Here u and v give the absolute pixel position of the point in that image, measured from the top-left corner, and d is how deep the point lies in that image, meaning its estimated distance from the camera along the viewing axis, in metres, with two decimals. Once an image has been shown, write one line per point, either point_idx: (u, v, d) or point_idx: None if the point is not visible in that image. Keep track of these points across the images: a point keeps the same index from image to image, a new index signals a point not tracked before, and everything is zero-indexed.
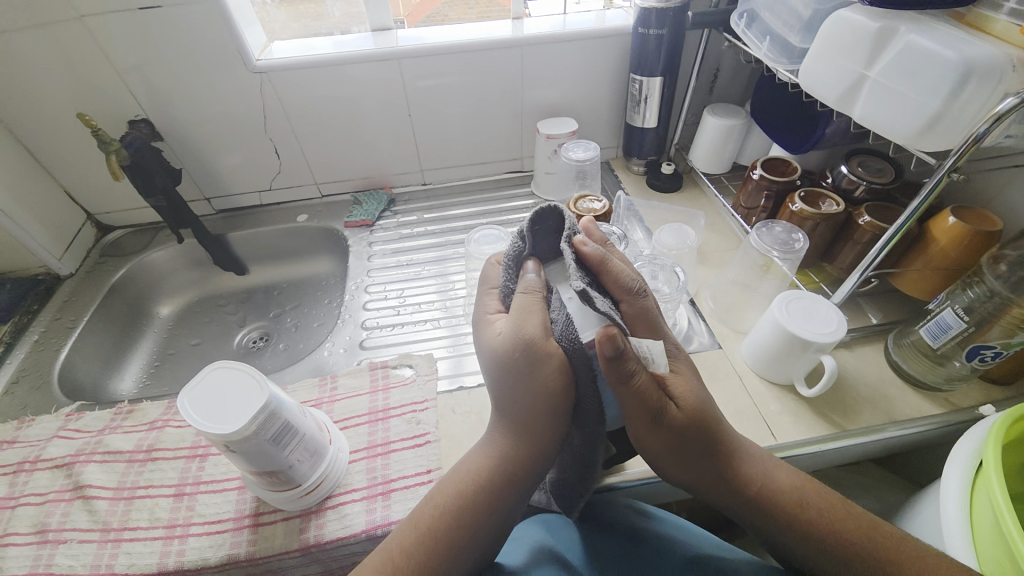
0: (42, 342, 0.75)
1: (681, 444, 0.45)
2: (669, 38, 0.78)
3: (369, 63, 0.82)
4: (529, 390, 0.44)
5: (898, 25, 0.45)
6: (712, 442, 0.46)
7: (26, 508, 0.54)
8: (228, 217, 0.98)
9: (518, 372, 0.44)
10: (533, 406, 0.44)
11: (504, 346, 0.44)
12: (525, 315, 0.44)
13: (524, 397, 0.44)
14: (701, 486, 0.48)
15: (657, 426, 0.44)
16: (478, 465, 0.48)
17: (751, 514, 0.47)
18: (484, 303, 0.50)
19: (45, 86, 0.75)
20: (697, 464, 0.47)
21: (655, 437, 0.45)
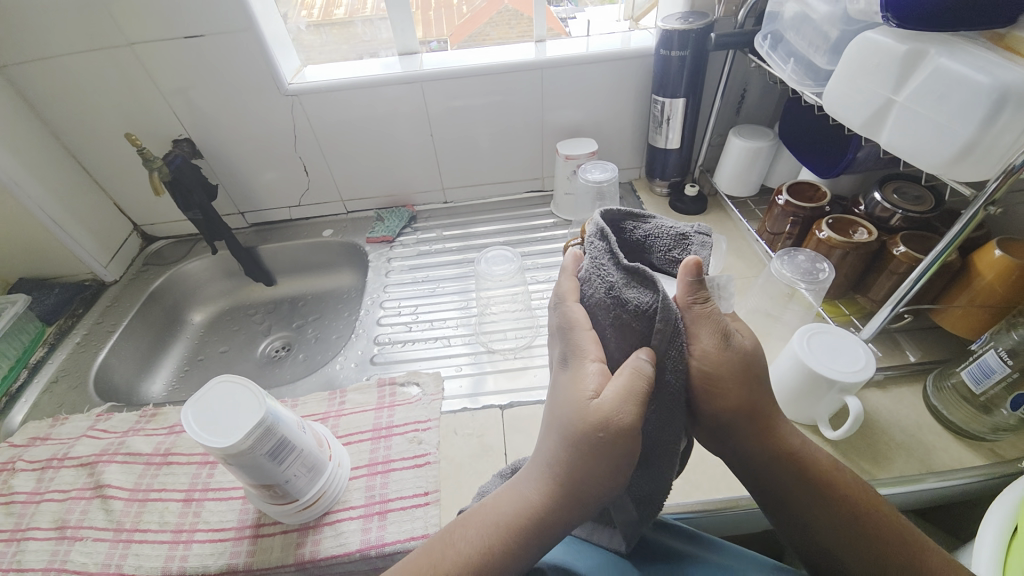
0: (83, 345, 0.80)
1: (746, 383, 0.40)
2: (693, 58, 0.76)
3: (395, 86, 0.85)
4: (599, 465, 0.37)
5: (927, 47, 0.42)
6: (762, 394, 0.42)
7: (49, 504, 0.57)
8: (261, 230, 1.03)
9: (601, 451, 0.37)
10: (598, 483, 0.38)
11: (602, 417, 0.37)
12: (628, 406, 0.36)
13: (595, 475, 0.38)
14: (739, 442, 0.42)
15: (725, 349, 0.39)
16: (508, 518, 0.40)
17: (783, 483, 0.42)
18: (575, 343, 0.41)
19: (101, 107, 0.82)
20: (743, 415, 0.41)
21: (726, 366, 0.39)
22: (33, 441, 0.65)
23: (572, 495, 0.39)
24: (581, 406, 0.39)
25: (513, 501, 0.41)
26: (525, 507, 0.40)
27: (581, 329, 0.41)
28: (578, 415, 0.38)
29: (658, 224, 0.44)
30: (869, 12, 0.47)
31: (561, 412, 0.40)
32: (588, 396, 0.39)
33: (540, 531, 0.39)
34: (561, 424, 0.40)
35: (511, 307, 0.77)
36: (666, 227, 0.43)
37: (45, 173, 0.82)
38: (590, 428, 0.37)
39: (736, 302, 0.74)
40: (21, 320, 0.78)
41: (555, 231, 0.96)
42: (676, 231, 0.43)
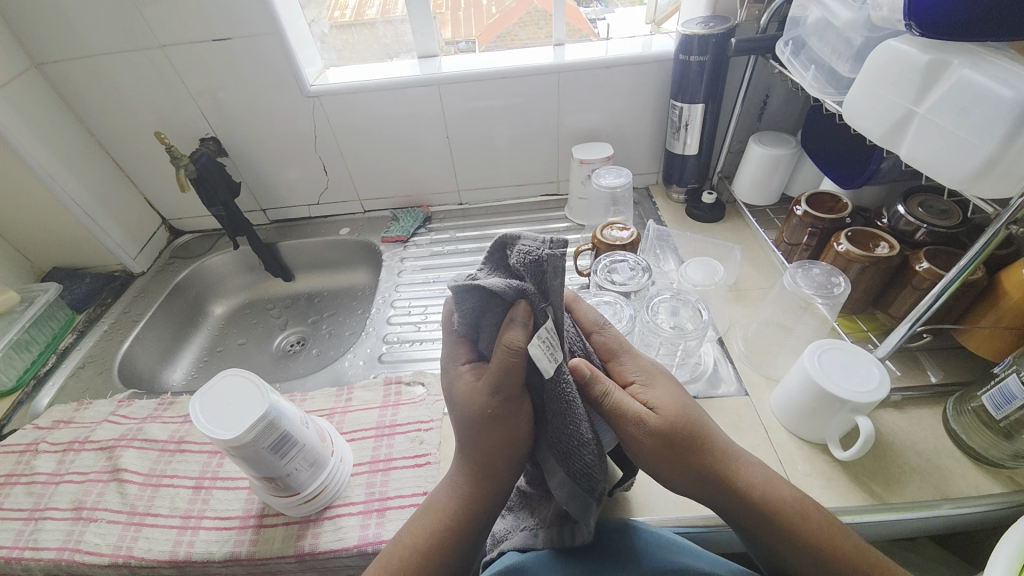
0: (109, 333, 0.84)
1: (679, 454, 0.43)
2: (712, 63, 0.75)
3: (413, 88, 0.86)
4: (493, 436, 0.43)
5: (952, 58, 0.41)
6: (708, 453, 0.44)
7: (69, 485, 0.60)
8: (281, 227, 1.05)
9: (494, 423, 0.42)
10: (499, 447, 0.43)
11: (478, 396, 0.42)
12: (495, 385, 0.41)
13: (494, 443, 0.43)
14: (706, 498, 0.44)
15: (640, 434, 0.43)
16: (444, 503, 0.45)
17: (761, 529, 0.43)
18: (450, 347, 0.46)
19: (134, 107, 0.86)
20: (696, 473, 0.43)
21: (650, 447, 0.43)
22: (57, 423, 0.68)
23: (484, 468, 0.44)
24: (462, 395, 0.43)
25: (446, 490, 0.46)
26: (455, 488, 0.46)
27: (448, 333, 0.47)
28: (466, 405, 0.43)
29: (520, 246, 0.39)
30: (894, 19, 0.45)
31: (452, 406, 0.45)
32: (465, 386, 0.43)
33: (472, 507, 0.44)
34: (452, 415, 0.45)
35: None
36: (525, 250, 0.39)
37: (80, 169, 0.86)
38: (473, 408, 0.42)
39: (748, 313, 0.72)
40: (52, 308, 0.82)
41: (568, 236, 0.95)
42: (532, 261, 0.38)
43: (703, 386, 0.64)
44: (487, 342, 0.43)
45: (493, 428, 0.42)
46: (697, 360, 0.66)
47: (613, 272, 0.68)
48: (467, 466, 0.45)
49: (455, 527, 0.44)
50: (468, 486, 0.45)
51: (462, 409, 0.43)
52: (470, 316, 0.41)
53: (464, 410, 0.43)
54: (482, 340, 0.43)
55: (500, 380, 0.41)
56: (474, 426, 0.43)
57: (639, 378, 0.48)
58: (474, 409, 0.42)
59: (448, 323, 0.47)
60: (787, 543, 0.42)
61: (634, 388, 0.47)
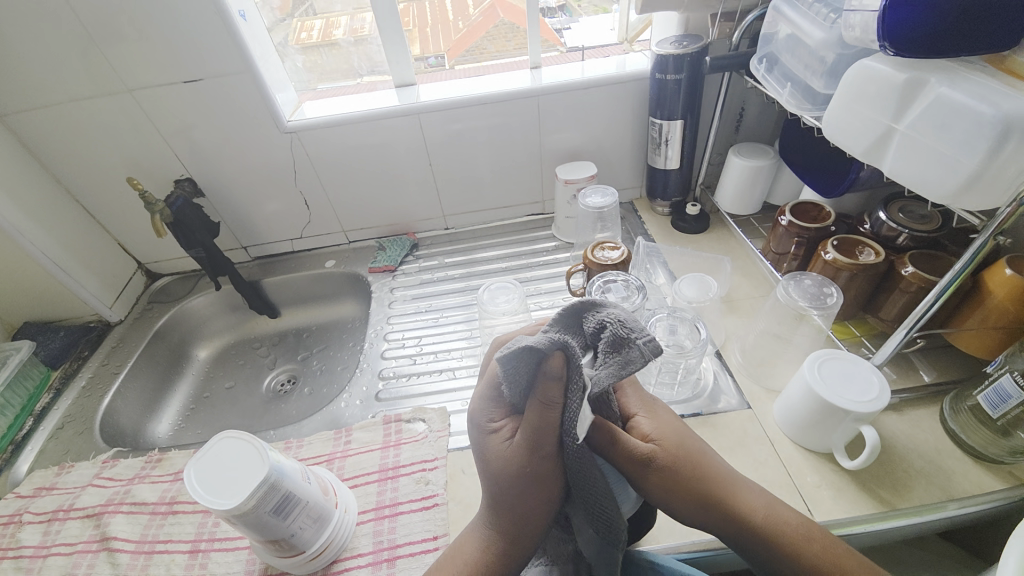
0: (88, 388, 0.80)
1: (684, 486, 0.44)
2: (688, 81, 0.76)
3: (392, 117, 0.85)
4: (524, 495, 0.42)
5: (928, 76, 0.42)
6: (706, 479, 0.44)
7: (56, 559, 0.57)
8: (264, 264, 1.03)
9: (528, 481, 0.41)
10: (531, 502, 0.42)
11: (514, 454, 0.41)
12: (532, 442, 0.40)
13: (524, 503, 0.42)
14: (713, 529, 0.44)
15: (646, 468, 0.44)
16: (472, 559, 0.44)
17: (769, 556, 0.42)
18: (484, 399, 0.45)
19: (103, 152, 0.83)
20: (699, 501, 0.44)
21: (661, 482, 0.44)
22: (39, 491, 0.65)
23: (511, 528, 0.43)
24: (494, 453, 0.42)
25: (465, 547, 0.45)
26: (478, 546, 0.44)
27: (482, 385, 0.45)
28: (499, 464, 0.42)
29: (609, 316, 0.40)
30: (865, 40, 0.47)
31: (482, 462, 0.44)
32: (500, 443, 0.42)
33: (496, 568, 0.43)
34: (483, 471, 0.44)
35: None
36: (618, 321, 0.39)
37: (49, 219, 0.83)
38: (506, 467, 0.41)
39: (743, 324, 0.73)
40: (27, 366, 0.78)
41: (558, 255, 0.95)
42: (620, 338, 0.38)
43: (705, 402, 0.64)
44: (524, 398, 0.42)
45: (526, 485, 0.42)
46: (698, 376, 0.66)
47: (607, 293, 0.66)
48: (493, 524, 0.44)
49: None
50: (494, 546, 0.43)
51: (495, 467, 0.42)
52: (513, 372, 0.39)
53: (496, 467, 0.42)
54: (519, 396, 0.41)
55: (538, 438, 0.40)
56: (507, 483, 0.42)
57: (640, 411, 0.49)
58: (509, 468, 0.41)
59: (490, 375, 0.44)
60: (794, 569, 0.41)
61: (636, 420, 0.48)
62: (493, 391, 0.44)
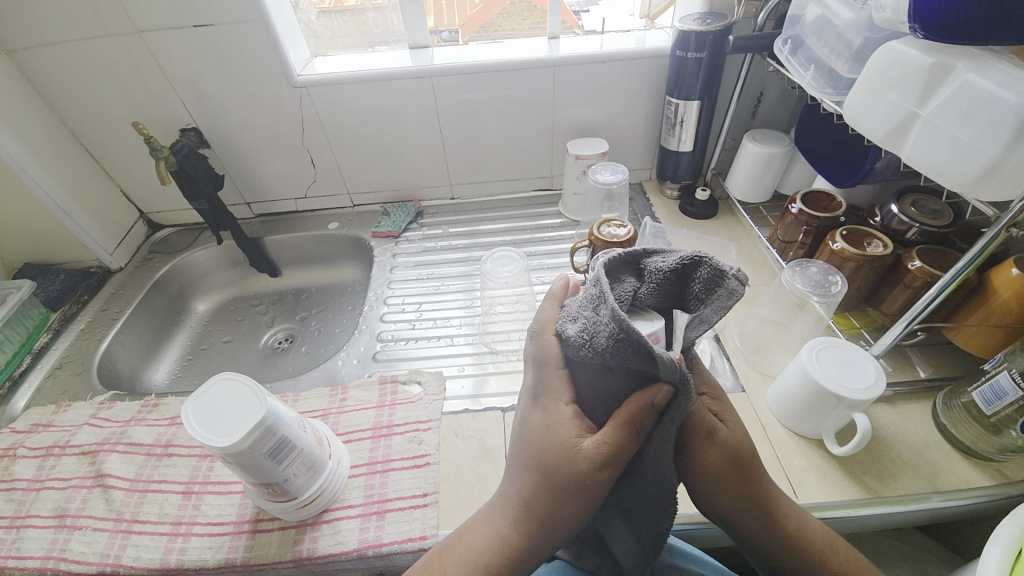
0: (86, 332, 0.81)
1: (740, 477, 0.44)
2: (709, 60, 0.74)
3: (404, 79, 0.84)
4: (580, 497, 0.41)
5: (955, 63, 0.41)
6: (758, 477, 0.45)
7: (51, 492, 0.58)
8: (267, 221, 1.02)
9: (590, 492, 0.40)
10: (578, 513, 0.41)
11: (584, 460, 0.40)
12: (613, 454, 0.39)
13: (570, 510, 0.41)
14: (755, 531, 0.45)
15: (710, 445, 0.44)
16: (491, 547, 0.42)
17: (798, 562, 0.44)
18: (548, 383, 0.43)
19: (109, 95, 0.82)
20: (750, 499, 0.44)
21: (722, 465, 0.44)
22: (35, 427, 0.65)
23: (546, 526, 0.41)
24: (559, 447, 0.41)
25: (486, 524, 0.44)
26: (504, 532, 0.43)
27: (546, 371, 0.43)
28: (562, 461, 0.41)
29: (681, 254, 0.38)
30: (895, 21, 0.46)
31: (542, 453, 0.42)
32: (568, 438, 0.41)
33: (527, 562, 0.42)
34: (541, 467, 0.42)
35: (517, 308, 0.76)
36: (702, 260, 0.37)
37: (52, 160, 0.81)
38: (572, 469, 0.40)
39: (744, 310, 0.73)
40: (26, 306, 0.78)
41: (562, 231, 0.95)
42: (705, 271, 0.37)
43: None
44: (600, 394, 0.41)
45: (585, 494, 0.40)
46: None
47: None
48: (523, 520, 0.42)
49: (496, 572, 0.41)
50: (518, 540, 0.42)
51: (556, 466, 0.41)
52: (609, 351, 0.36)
53: (558, 465, 0.41)
54: (597, 390, 0.40)
55: (618, 451, 0.39)
56: (563, 485, 0.41)
57: (708, 391, 0.48)
58: (575, 468, 0.40)
59: (555, 356, 0.43)
60: None
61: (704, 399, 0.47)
62: (565, 373, 0.43)
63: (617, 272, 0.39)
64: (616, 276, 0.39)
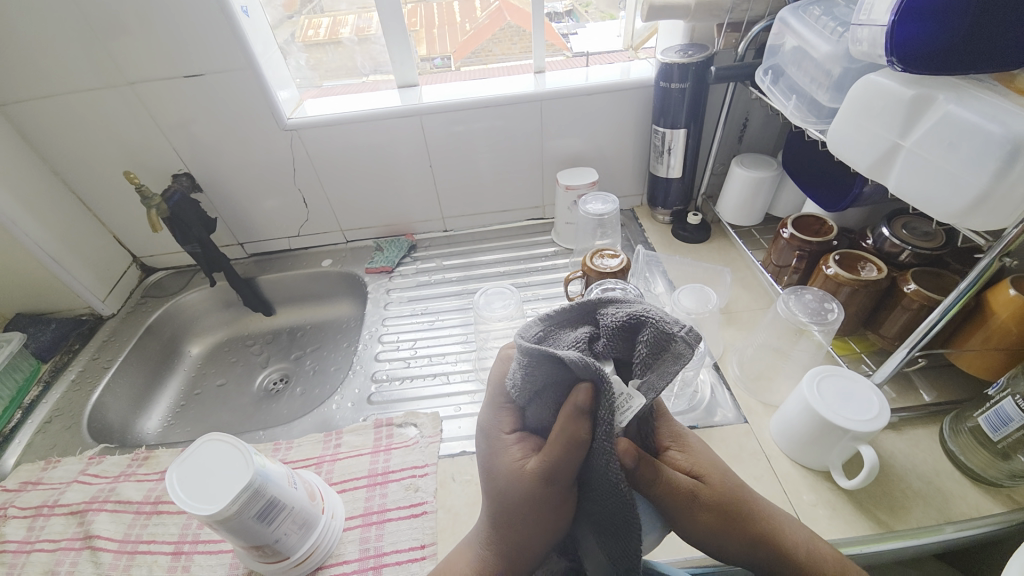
0: (78, 381, 0.80)
1: (731, 524, 0.43)
2: (693, 90, 0.76)
3: (395, 118, 0.85)
4: (535, 518, 0.41)
5: (936, 94, 0.42)
6: (752, 510, 0.44)
7: (38, 556, 0.56)
8: (260, 261, 1.02)
9: (540, 504, 0.40)
10: (535, 530, 0.41)
11: (527, 476, 0.40)
12: (551, 468, 0.39)
13: (526, 526, 0.41)
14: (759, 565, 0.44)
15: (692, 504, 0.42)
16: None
17: None
18: (494, 412, 0.44)
19: (100, 145, 0.82)
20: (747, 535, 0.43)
21: (714, 521, 0.43)
22: (25, 485, 0.64)
23: (508, 544, 0.42)
24: (505, 470, 0.41)
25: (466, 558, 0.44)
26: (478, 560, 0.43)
27: (492, 399, 0.45)
28: (511, 483, 0.41)
29: (631, 308, 0.37)
30: (873, 55, 0.46)
31: (491, 477, 0.43)
32: (512, 461, 0.41)
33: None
34: (494, 488, 0.42)
35: None
36: (654, 317, 0.36)
37: (44, 210, 0.82)
38: (520, 488, 0.40)
39: (742, 337, 0.72)
40: (17, 358, 0.77)
41: (556, 260, 0.95)
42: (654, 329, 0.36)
43: (699, 415, 0.63)
44: (541, 418, 0.41)
45: (535, 508, 0.40)
46: (694, 388, 0.65)
47: None
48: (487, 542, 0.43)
49: None
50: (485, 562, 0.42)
51: (504, 484, 0.41)
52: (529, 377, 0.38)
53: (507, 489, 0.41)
54: (535, 415, 0.41)
55: (555, 466, 0.38)
56: (513, 504, 0.41)
57: (674, 442, 0.46)
58: (523, 487, 0.40)
59: (499, 386, 0.45)
60: None
61: (671, 454, 0.45)
62: (510, 404, 0.44)
63: (570, 321, 0.40)
64: (569, 324, 0.40)
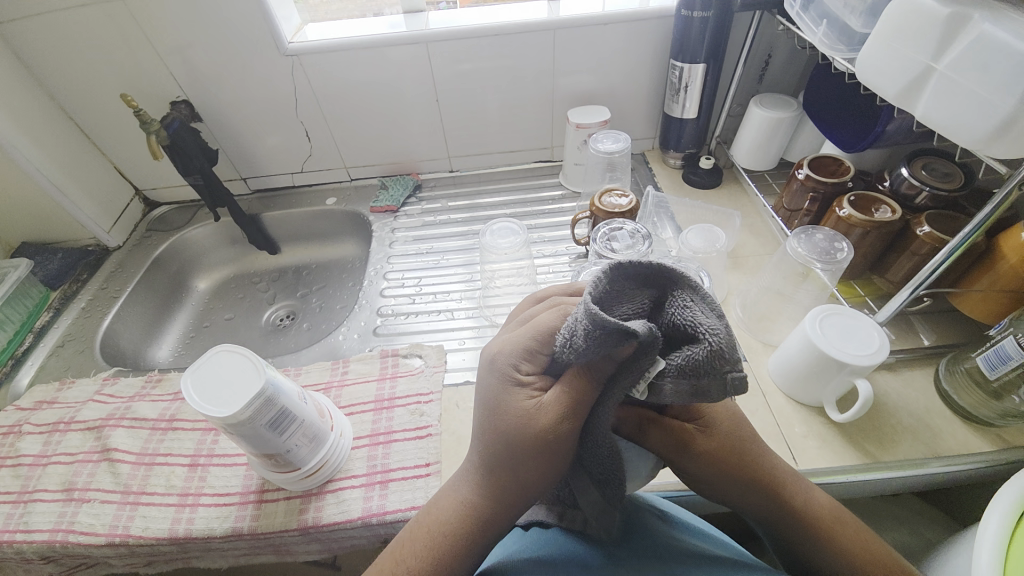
0: (88, 309, 0.81)
1: (727, 470, 0.45)
2: (716, 19, 0.71)
3: (401, 47, 0.81)
4: (536, 465, 0.40)
5: (972, 13, 0.39)
6: (751, 461, 0.45)
7: (57, 467, 0.59)
8: (264, 197, 1.00)
9: (544, 452, 0.39)
10: (535, 475, 0.41)
11: (539, 422, 0.39)
12: (567, 417, 0.38)
13: (525, 472, 0.41)
14: (746, 504, 0.46)
15: (693, 452, 0.45)
16: (454, 519, 0.42)
17: (787, 527, 0.45)
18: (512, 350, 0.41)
19: (95, 67, 0.79)
20: (739, 480, 0.45)
21: (710, 468, 0.45)
22: (40, 404, 0.66)
23: (506, 490, 0.41)
24: (514, 410, 0.40)
25: (451, 493, 0.44)
26: (466, 502, 0.43)
27: (517, 335, 0.41)
28: (519, 424, 0.39)
29: (704, 322, 0.32)
30: None
31: (496, 420, 0.41)
32: (524, 401, 0.40)
33: (484, 528, 0.42)
34: (498, 432, 0.41)
35: (518, 280, 0.75)
36: (716, 345, 0.31)
37: (42, 135, 0.80)
38: (526, 433, 0.39)
39: (747, 280, 0.72)
40: (25, 285, 0.78)
41: (563, 203, 0.93)
42: (710, 359, 0.31)
43: None
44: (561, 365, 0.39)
45: (538, 457, 0.40)
46: None
47: (612, 240, 0.63)
48: (480, 487, 0.42)
49: (459, 542, 0.41)
50: (478, 505, 0.42)
51: (512, 428, 0.40)
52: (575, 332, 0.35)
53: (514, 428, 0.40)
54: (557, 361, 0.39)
55: (570, 410, 0.38)
56: (516, 451, 0.40)
57: None
58: (531, 432, 0.39)
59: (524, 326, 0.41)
60: (810, 543, 0.44)
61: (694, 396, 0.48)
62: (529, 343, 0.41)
63: (639, 284, 0.35)
64: (636, 287, 0.35)
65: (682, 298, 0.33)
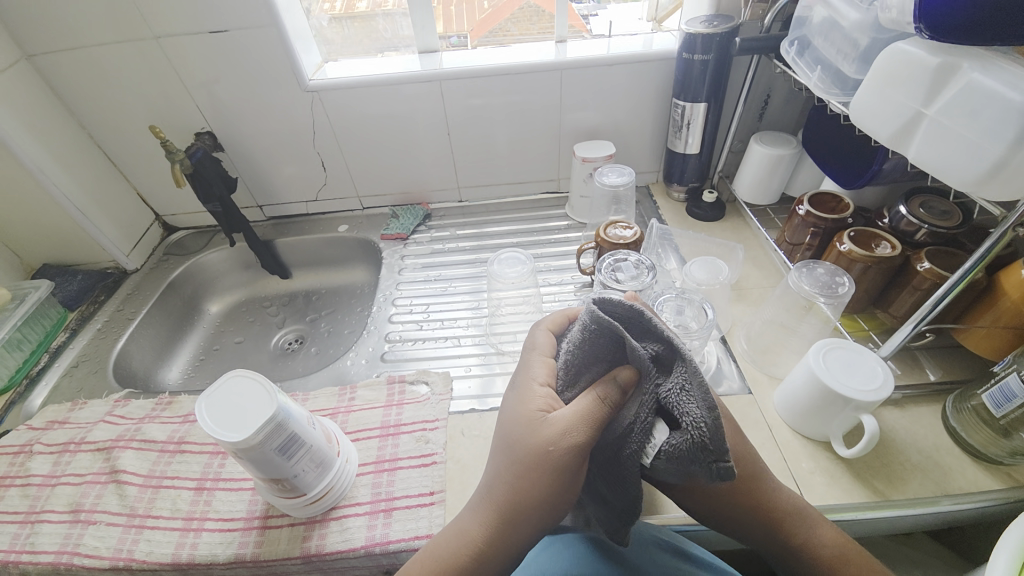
0: (103, 330, 0.83)
1: (730, 497, 0.47)
2: (716, 62, 0.75)
3: (414, 84, 0.85)
4: (543, 480, 0.41)
5: (961, 61, 0.41)
6: (753, 489, 0.47)
7: (65, 487, 0.59)
8: (278, 224, 1.04)
9: (550, 465, 0.41)
10: (542, 492, 0.41)
11: (545, 430, 0.42)
12: (575, 429, 0.40)
13: (532, 489, 0.41)
14: (749, 531, 0.48)
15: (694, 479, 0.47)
16: (460, 545, 0.42)
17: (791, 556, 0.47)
18: (531, 369, 0.48)
19: (126, 100, 0.84)
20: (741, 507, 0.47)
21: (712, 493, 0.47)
22: (52, 424, 0.67)
23: (514, 511, 0.41)
24: (525, 419, 0.44)
25: (459, 525, 0.43)
26: (473, 526, 0.42)
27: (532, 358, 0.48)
28: (528, 431, 0.43)
29: (694, 411, 0.36)
30: (902, 21, 0.45)
31: (508, 430, 0.44)
32: (536, 411, 0.44)
33: (495, 552, 0.41)
34: (509, 441, 0.44)
35: (523, 309, 0.76)
36: (701, 431, 0.36)
37: (72, 163, 0.84)
38: (533, 441, 0.42)
39: (751, 312, 0.73)
40: (44, 306, 0.80)
41: (569, 233, 0.95)
42: (696, 444, 0.36)
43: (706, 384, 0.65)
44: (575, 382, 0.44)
45: (545, 470, 0.41)
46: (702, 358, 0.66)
47: (617, 271, 0.64)
48: (487, 510, 0.43)
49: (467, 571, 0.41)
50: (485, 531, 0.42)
51: (521, 436, 0.43)
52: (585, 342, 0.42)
53: (526, 436, 0.42)
54: (570, 377, 0.44)
55: (576, 424, 0.40)
56: (523, 463, 0.42)
57: None
58: (537, 440, 0.42)
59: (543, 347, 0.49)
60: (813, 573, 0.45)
61: None
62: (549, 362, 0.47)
63: (649, 338, 0.39)
64: (647, 336, 0.39)
65: (683, 372, 0.37)
